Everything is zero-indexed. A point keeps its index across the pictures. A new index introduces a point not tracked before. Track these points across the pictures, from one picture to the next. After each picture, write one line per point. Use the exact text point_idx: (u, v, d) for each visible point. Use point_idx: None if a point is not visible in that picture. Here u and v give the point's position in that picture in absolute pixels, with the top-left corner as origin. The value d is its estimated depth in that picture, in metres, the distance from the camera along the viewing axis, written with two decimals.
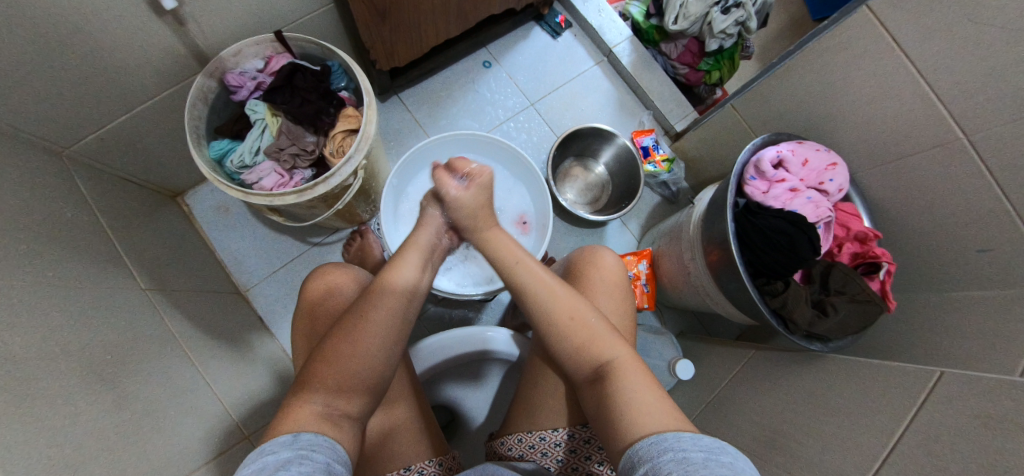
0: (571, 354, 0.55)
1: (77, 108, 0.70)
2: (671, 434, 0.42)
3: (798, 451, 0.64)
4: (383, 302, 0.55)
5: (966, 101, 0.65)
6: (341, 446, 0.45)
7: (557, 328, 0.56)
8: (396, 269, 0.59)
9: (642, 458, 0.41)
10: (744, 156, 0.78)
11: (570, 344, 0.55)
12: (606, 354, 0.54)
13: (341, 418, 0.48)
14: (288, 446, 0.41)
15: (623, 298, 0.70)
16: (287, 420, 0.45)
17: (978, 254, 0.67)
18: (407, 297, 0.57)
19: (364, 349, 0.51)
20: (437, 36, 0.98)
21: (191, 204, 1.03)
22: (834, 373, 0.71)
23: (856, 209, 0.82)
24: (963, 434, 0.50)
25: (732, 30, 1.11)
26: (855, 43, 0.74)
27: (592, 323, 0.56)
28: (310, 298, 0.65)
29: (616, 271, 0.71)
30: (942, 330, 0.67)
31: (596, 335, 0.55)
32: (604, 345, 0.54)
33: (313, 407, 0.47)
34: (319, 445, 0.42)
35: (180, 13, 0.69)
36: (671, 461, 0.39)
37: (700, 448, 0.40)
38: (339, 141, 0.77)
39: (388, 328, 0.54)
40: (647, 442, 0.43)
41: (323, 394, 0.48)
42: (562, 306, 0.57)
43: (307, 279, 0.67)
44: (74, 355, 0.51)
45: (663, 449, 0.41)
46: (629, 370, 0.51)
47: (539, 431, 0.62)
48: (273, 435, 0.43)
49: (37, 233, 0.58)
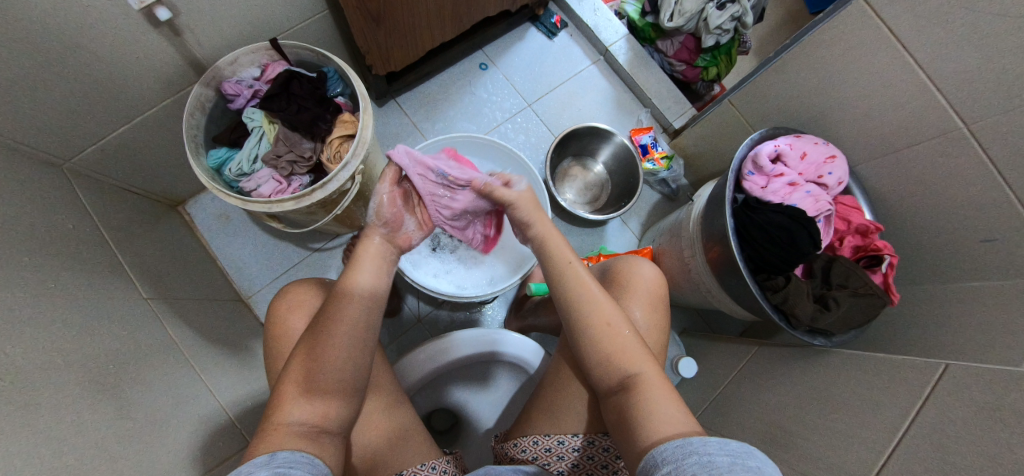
0: (600, 363, 0.54)
1: (76, 120, 0.71)
2: (697, 439, 0.41)
3: (804, 449, 0.64)
4: (345, 311, 0.53)
5: (966, 91, 0.64)
6: (320, 461, 0.45)
7: (594, 334, 0.55)
8: (355, 272, 0.57)
9: (666, 459, 0.41)
10: (742, 151, 0.77)
11: (604, 352, 0.54)
12: (634, 368, 0.53)
13: (321, 435, 0.47)
14: (265, 465, 0.40)
15: (659, 309, 0.68)
16: (267, 440, 0.45)
17: (981, 245, 0.66)
18: (366, 302, 0.55)
19: (330, 365, 0.50)
20: (432, 39, 0.98)
21: (192, 213, 1.04)
22: (838, 368, 0.70)
23: (857, 202, 0.82)
24: (971, 429, 0.50)
25: (728, 26, 1.10)
26: (850, 34, 0.74)
27: (627, 336, 0.55)
28: (275, 317, 0.63)
29: (655, 280, 0.70)
30: (946, 319, 0.66)
31: (628, 348, 0.54)
32: (633, 358, 0.53)
33: (290, 425, 0.46)
34: (296, 461, 0.42)
35: (176, 24, 0.70)
36: (696, 463, 0.38)
37: (726, 453, 0.38)
38: (336, 146, 0.77)
39: (352, 330, 0.52)
40: (672, 444, 0.42)
41: (297, 412, 0.47)
42: (598, 312, 0.56)
43: (275, 296, 0.66)
44: (77, 364, 0.52)
45: (689, 452, 0.40)
46: (655, 387, 0.51)
47: (558, 435, 0.62)
48: (251, 457, 0.43)
49: (39, 245, 0.58)
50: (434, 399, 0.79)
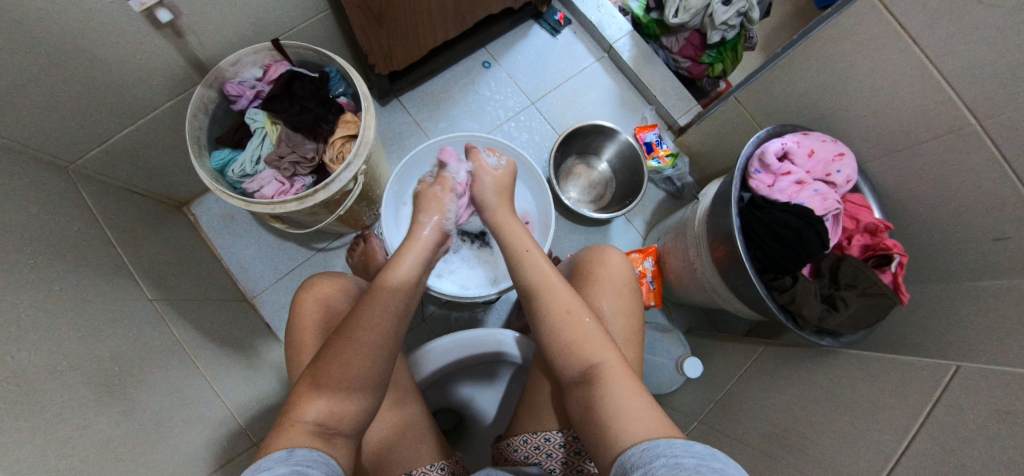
0: (561, 352, 0.55)
1: (81, 122, 0.71)
2: (663, 441, 0.41)
3: (811, 450, 0.63)
4: (382, 302, 0.54)
5: (977, 87, 0.63)
6: (334, 461, 0.44)
7: (552, 322, 0.56)
8: (398, 265, 0.60)
9: (633, 464, 0.40)
10: (748, 149, 0.77)
11: (563, 340, 0.55)
12: (595, 357, 0.53)
13: (334, 436, 0.47)
14: (283, 462, 0.40)
15: (626, 294, 0.68)
16: (280, 438, 0.44)
17: (993, 243, 0.65)
18: (395, 306, 0.55)
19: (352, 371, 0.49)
20: (434, 38, 0.97)
21: (197, 214, 1.04)
22: (846, 368, 0.69)
23: (866, 200, 0.80)
24: (983, 430, 0.49)
25: (734, 21, 1.09)
26: (859, 29, 0.72)
27: (587, 323, 0.56)
28: (297, 310, 0.64)
29: (624, 269, 0.70)
30: (955, 319, 0.65)
31: (589, 337, 0.54)
32: (595, 347, 0.53)
33: (306, 424, 0.45)
34: (314, 460, 0.42)
35: (178, 25, 0.70)
36: (662, 465, 0.38)
37: (692, 455, 0.38)
38: (338, 146, 0.77)
39: (378, 339, 0.52)
40: (638, 448, 0.42)
41: (315, 412, 0.47)
42: (558, 301, 0.57)
43: (299, 288, 0.66)
44: (83, 366, 0.52)
45: (656, 455, 0.40)
46: (618, 375, 0.50)
47: (544, 432, 0.61)
48: (268, 453, 0.42)
49: (46, 246, 0.59)
50: (440, 396, 0.79)
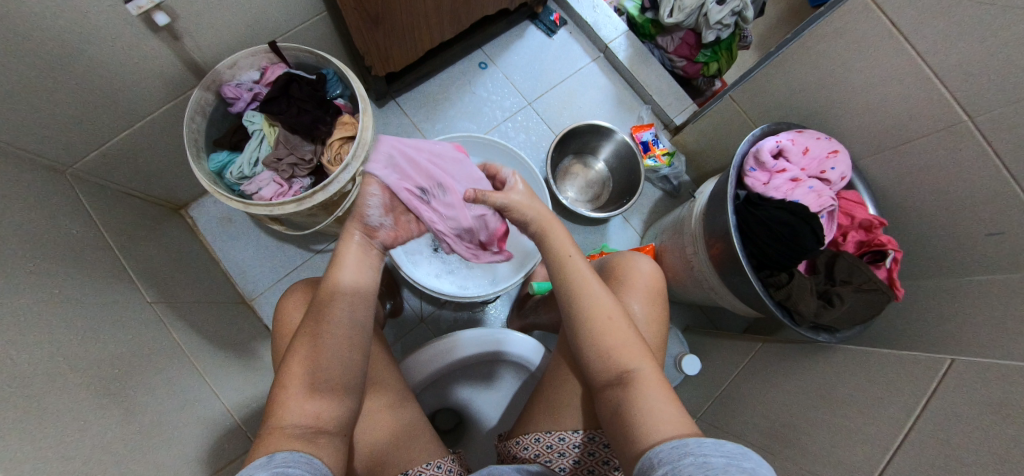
0: (597, 355, 0.54)
1: (78, 126, 0.71)
2: (694, 440, 0.41)
3: (808, 445, 0.64)
4: (336, 303, 0.53)
5: (969, 84, 0.64)
6: (319, 461, 0.44)
7: (592, 324, 0.55)
8: (339, 270, 0.55)
9: (661, 460, 0.41)
10: (744, 147, 0.77)
11: (602, 345, 0.54)
12: (631, 363, 0.52)
13: (319, 435, 0.46)
14: (264, 467, 0.40)
15: (658, 303, 0.68)
16: (265, 442, 0.44)
17: (986, 238, 0.65)
18: (350, 300, 0.54)
19: (324, 364, 0.49)
20: (431, 39, 0.98)
21: (194, 216, 1.04)
22: (842, 363, 0.70)
23: (860, 196, 0.81)
24: (977, 422, 0.49)
25: (729, 21, 1.10)
26: (851, 28, 0.73)
27: (627, 331, 0.55)
28: (280, 320, 0.64)
29: (656, 277, 0.70)
30: (950, 314, 0.65)
31: (628, 343, 0.54)
32: (632, 354, 0.53)
33: (289, 427, 0.45)
34: (294, 461, 0.42)
35: (174, 28, 0.70)
36: (691, 463, 0.38)
37: (722, 454, 0.38)
38: (336, 148, 0.78)
39: (339, 334, 0.51)
40: (667, 446, 0.42)
41: (297, 413, 0.46)
42: (601, 305, 0.56)
43: (279, 299, 0.67)
44: (83, 370, 0.52)
45: (684, 454, 0.40)
46: (652, 384, 0.50)
47: (559, 431, 0.61)
48: (252, 459, 0.42)
49: (45, 250, 0.59)
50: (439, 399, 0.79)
